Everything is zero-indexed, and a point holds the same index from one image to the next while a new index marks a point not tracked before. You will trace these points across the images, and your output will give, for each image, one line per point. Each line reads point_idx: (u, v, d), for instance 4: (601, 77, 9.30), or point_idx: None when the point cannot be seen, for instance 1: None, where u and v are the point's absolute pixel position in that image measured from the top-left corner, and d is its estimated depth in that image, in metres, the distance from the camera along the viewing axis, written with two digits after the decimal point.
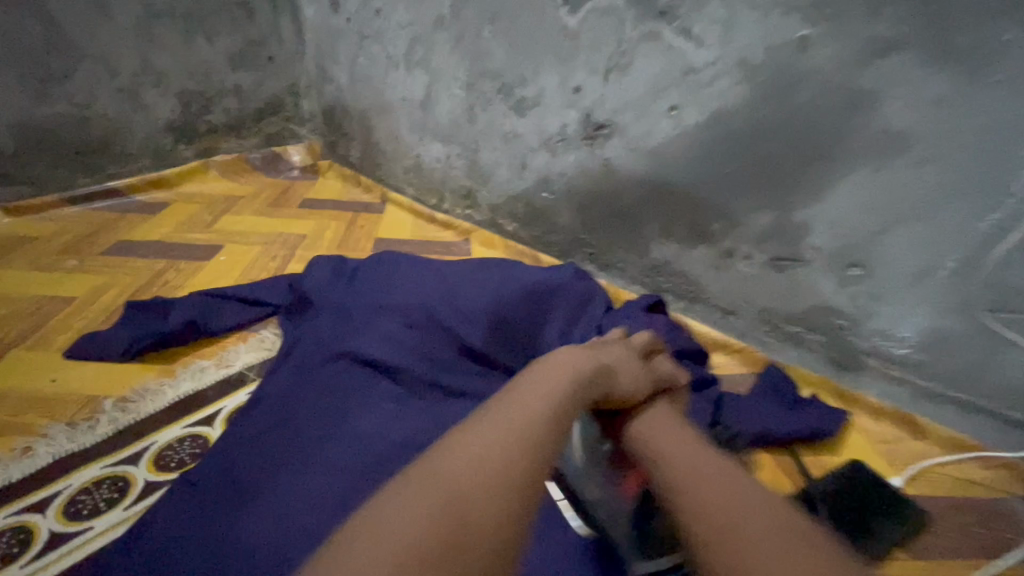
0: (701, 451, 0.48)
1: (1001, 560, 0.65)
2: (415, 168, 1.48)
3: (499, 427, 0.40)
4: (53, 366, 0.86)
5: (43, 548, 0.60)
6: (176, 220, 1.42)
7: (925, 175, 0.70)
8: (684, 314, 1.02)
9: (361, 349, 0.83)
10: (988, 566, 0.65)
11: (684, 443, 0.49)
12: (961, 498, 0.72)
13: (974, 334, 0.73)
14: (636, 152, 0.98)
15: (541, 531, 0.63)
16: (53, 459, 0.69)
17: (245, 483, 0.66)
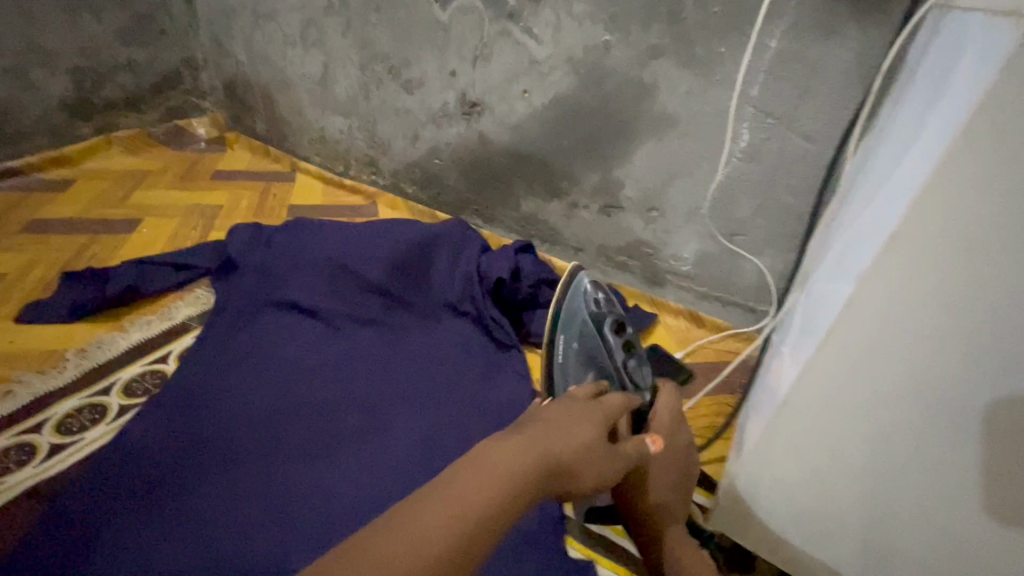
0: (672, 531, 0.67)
1: (732, 393, 1.01)
2: (321, 140, 1.63)
3: (489, 478, 0.47)
4: (6, 329, 0.99)
5: (47, 456, 0.79)
6: (88, 196, 1.48)
7: (687, 144, 1.01)
8: (548, 253, 1.31)
9: (286, 296, 1.06)
10: (725, 397, 1.00)
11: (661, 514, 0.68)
12: (717, 360, 1.08)
13: (724, 252, 1.07)
14: (503, 126, 1.23)
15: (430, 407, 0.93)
16: (37, 396, 0.87)
17: (198, 396, 0.89)
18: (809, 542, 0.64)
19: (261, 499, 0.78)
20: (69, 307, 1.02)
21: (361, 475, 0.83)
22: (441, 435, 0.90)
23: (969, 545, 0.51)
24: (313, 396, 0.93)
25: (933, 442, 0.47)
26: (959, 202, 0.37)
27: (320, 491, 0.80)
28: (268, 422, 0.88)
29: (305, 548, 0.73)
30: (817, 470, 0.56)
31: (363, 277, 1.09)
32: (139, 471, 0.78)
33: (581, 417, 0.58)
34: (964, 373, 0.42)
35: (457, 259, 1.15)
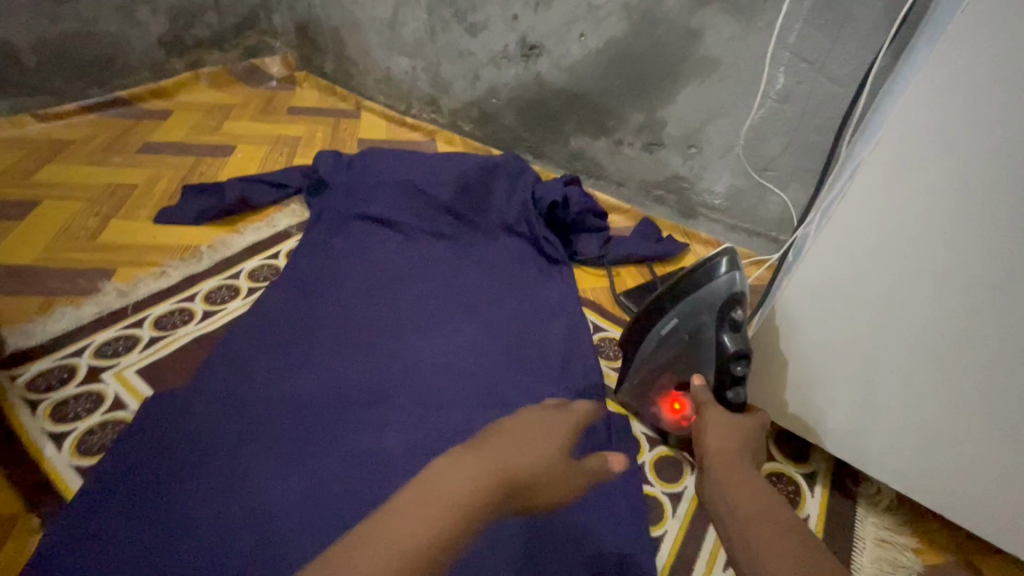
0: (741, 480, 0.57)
1: None
2: (386, 80, 1.78)
3: (443, 498, 0.52)
4: (148, 227, 1.20)
5: (204, 317, 0.98)
6: (187, 124, 1.67)
7: (726, 87, 1.13)
8: (592, 188, 1.46)
9: (371, 212, 1.25)
10: None
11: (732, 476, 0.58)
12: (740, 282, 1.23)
13: (753, 186, 1.20)
14: (558, 68, 1.35)
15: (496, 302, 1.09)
16: (184, 276, 1.07)
17: (308, 283, 1.09)
18: (814, 402, 0.80)
19: (366, 354, 0.95)
20: (196, 212, 1.23)
21: (453, 345, 0.99)
22: (509, 321, 1.06)
23: (949, 375, 0.67)
24: (406, 287, 1.11)
25: (918, 299, 0.65)
26: (965, 107, 0.53)
27: (423, 354, 0.97)
28: (373, 304, 1.06)
29: (417, 391, 0.90)
30: (824, 338, 0.74)
31: (438, 196, 1.27)
32: (268, 329, 0.97)
33: (541, 433, 0.66)
34: (956, 243, 0.59)
35: (513, 186, 1.31)
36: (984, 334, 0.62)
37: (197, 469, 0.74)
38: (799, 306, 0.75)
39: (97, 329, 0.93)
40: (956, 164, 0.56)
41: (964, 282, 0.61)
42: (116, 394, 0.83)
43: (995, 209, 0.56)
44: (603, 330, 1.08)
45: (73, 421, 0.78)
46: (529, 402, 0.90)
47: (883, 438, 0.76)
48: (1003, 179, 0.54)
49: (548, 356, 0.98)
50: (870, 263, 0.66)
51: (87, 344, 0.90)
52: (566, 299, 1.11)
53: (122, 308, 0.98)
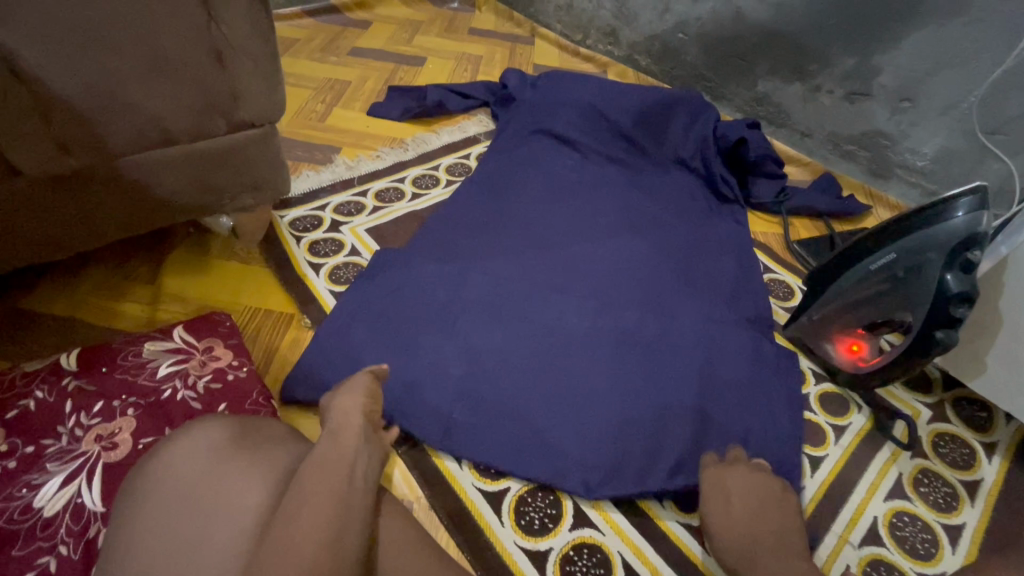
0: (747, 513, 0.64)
1: None
2: (567, 7, 1.80)
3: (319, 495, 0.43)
4: (361, 118, 1.37)
5: (413, 198, 1.14)
6: (383, 34, 1.83)
7: (971, 32, 1.02)
8: (771, 136, 1.41)
9: (552, 128, 1.30)
10: None
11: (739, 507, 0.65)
12: None
13: (972, 150, 1.10)
14: (765, 2, 1.30)
15: (672, 225, 1.11)
16: (395, 162, 1.23)
17: (495, 181, 1.17)
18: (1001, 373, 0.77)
19: (545, 249, 1.02)
20: (400, 111, 1.38)
21: (628, 256, 1.02)
22: (681, 243, 1.07)
23: None
24: (580, 202, 1.14)
25: None
26: None
27: (598, 258, 1.01)
28: (553, 208, 1.12)
29: (597, 288, 0.95)
30: None
31: (618, 123, 1.30)
32: (460, 215, 1.07)
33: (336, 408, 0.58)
34: None
35: (693, 121, 1.30)
36: None
37: (410, 315, 0.87)
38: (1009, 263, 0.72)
39: (333, 192, 1.11)
40: None
41: None
42: (352, 244, 1.00)
43: None
44: (772, 272, 1.08)
45: (325, 257, 0.97)
46: (704, 316, 0.92)
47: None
48: None
49: (719, 281, 1.00)
50: None
51: (327, 202, 1.08)
52: (737, 236, 1.12)
53: (350, 179, 1.15)
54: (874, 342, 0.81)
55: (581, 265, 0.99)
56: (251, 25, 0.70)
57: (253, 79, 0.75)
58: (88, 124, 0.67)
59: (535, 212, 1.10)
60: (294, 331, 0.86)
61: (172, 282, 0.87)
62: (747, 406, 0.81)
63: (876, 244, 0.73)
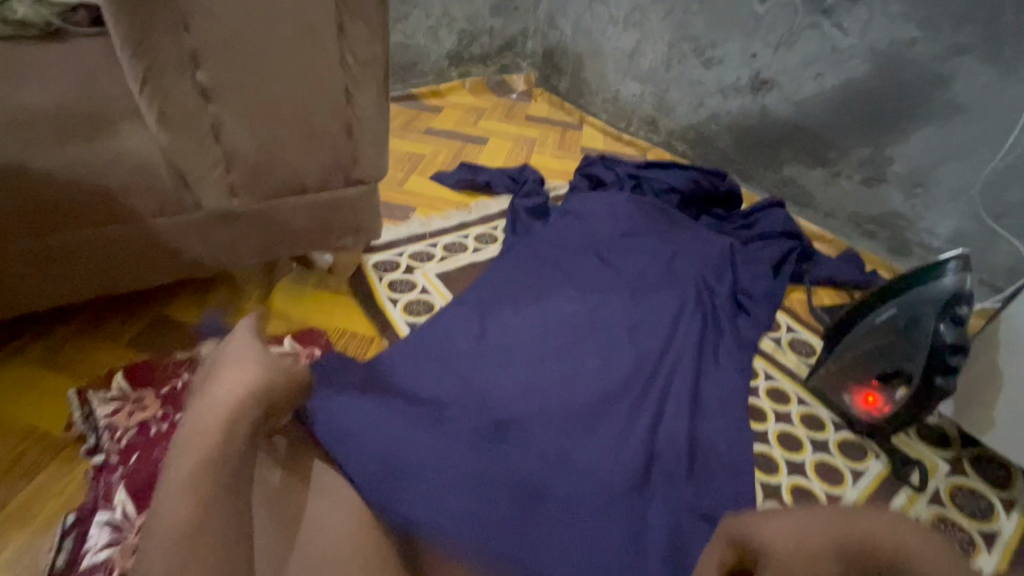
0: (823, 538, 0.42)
1: None
2: (613, 100, 2.07)
3: (185, 511, 0.46)
4: (433, 185, 1.61)
5: (475, 251, 1.33)
6: (453, 118, 2.14)
7: (970, 130, 1.18)
8: (797, 215, 1.56)
9: (556, 242, 1.33)
10: None
11: (817, 549, 0.42)
12: None
13: (981, 233, 1.21)
14: (788, 101, 1.50)
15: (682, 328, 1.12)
16: (460, 221, 1.43)
17: (486, 299, 1.15)
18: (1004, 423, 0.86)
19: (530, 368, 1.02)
20: (463, 180, 1.61)
21: (603, 355, 1.06)
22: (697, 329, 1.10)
23: None
24: (593, 286, 1.21)
25: None
26: None
27: (589, 355, 1.05)
28: (564, 293, 1.19)
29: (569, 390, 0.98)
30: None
31: (633, 223, 1.40)
32: (480, 293, 1.16)
33: (217, 392, 0.54)
34: None
35: (701, 233, 1.40)
36: None
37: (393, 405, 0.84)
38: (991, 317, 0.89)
39: (408, 242, 1.32)
40: None
41: None
42: (423, 284, 1.19)
43: None
44: (796, 331, 1.18)
45: (401, 293, 1.15)
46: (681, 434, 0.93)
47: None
48: None
49: (732, 379, 1.03)
50: None
51: (403, 250, 1.28)
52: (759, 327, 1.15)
53: (423, 233, 1.36)
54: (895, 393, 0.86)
55: (574, 364, 1.03)
56: (378, 108, 0.93)
57: (372, 147, 0.97)
58: (261, 181, 0.91)
59: (548, 299, 1.17)
60: (373, 350, 1.03)
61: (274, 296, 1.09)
62: (733, 474, 0.88)
63: (880, 301, 0.85)
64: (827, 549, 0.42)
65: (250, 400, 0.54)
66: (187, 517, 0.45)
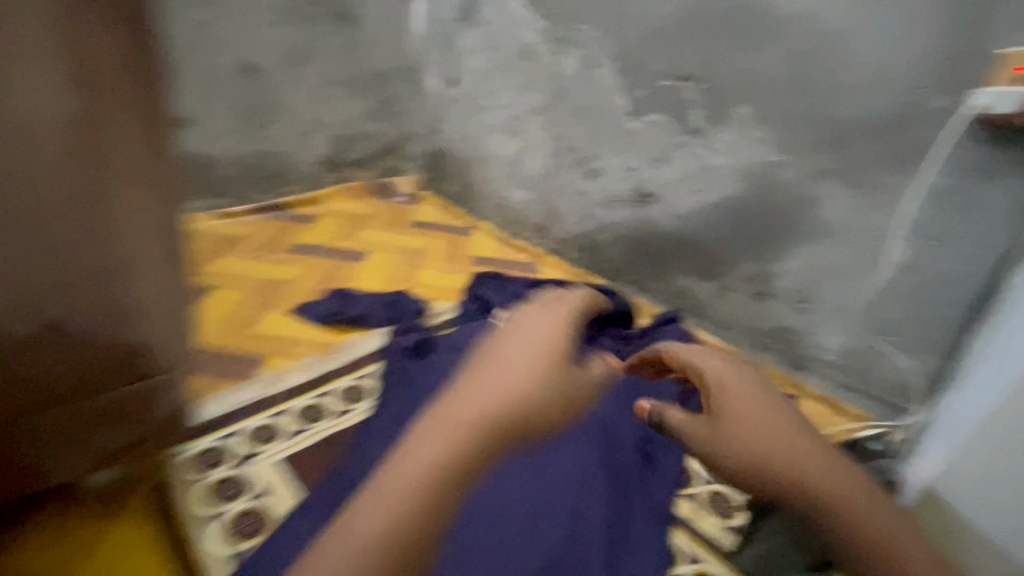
0: (770, 413, 0.68)
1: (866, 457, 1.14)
2: (502, 205, 1.99)
3: (498, 412, 0.53)
4: (293, 324, 1.35)
5: (337, 414, 1.08)
6: (328, 230, 1.92)
7: (843, 250, 1.19)
8: (694, 326, 1.50)
9: (442, 392, 1.14)
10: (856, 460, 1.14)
11: (764, 415, 0.67)
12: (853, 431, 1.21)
13: (869, 348, 1.20)
14: (671, 214, 1.47)
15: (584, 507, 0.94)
16: (322, 372, 1.19)
17: (341, 499, 0.90)
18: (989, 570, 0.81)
19: None
20: (327, 315, 1.36)
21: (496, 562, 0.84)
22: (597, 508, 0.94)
23: None
24: (483, 453, 1.03)
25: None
26: None
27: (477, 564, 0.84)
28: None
29: None
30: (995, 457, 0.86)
31: None
32: (345, 484, 0.93)
33: (477, 389, 0.55)
34: None
35: None
36: None
37: None
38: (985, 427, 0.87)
39: (248, 416, 1.05)
40: None
41: None
42: (263, 483, 0.93)
43: None
44: (716, 484, 1.05)
45: (224, 504, 0.89)
46: None
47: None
48: None
49: (641, 566, 0.88)
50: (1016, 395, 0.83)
51: (239, 429, 1.02)
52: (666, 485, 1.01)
53: (271, 396, 1.11)
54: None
55: None
56: (166, 286, 0.78)
57: (166, 327, 0.80)
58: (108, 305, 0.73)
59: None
60: None
61: (105, 548, 0.83)
62: None
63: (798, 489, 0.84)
64: (775, 426, 0.66)
65: (489, 434, 0.52)
66: (467, 453, 0.50)
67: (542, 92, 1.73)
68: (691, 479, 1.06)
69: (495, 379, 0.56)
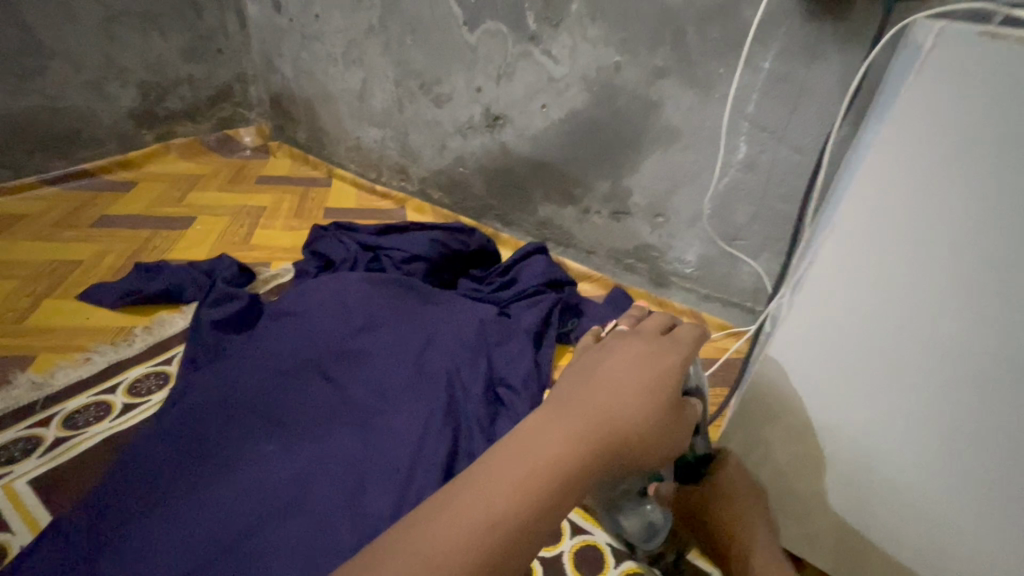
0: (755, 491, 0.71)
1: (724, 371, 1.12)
2: (356, 148, 1.77)
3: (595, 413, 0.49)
4: (79, 310, 1.11)
5: (121, 412, 0.90)
6: (147, 196, 1.62)
7: (688, 155, 1.11)
8: (562, 256, 1.41)
9: (267, 364, 0.98)
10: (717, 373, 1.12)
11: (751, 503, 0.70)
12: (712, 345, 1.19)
13: (723, 256, 1.16)
14: (523, 137, 1.34)
15: (420, 469, 0.84)
16: (109, 363, 0.99)
17: (121, 509, 0.75)
18: (884, 526, 0.68)
19: None
20: (115, 295, 1.13)
21: (311, 545, 0.72)
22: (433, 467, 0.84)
23: (940, 434, 0.58)
24: (309, 430, 0.88)
25: (945, 386, 0.56)
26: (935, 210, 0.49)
27: (288, 552, 0.71)
28: (260, 450, 0.84)
29: None
30: (858, 413, 0.63)
31: (366, 309, 1.10)
32: (116, 502, 0.76)
33: (595, 376, 0.53)
34: (975, 345, 0.52)
35: (452, 305, 1.15)
36: (971, 414, 0.55)
37: None
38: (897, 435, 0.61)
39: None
40: (943, 258, 0.50)
41: (954, 365, 0.54)
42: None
43: (974, 295, 0.50)
44: None
45: None
46: None
47: (940, 554, 0.66)
48: (996, 272, 0.48)
49: None
50: (880, 342, 0.57)
51: None
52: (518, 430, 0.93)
53: (33, 402, 0.90)
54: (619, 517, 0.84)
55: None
56: None
57: None
58: None
59: (232, 472, 0.80)
60: None
61: None
62: None
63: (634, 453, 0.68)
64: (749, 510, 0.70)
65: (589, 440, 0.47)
66: (582, 461, 0.46)
67: (372, 9, 1.49)
68: None
69: (579, 382, 0.53)
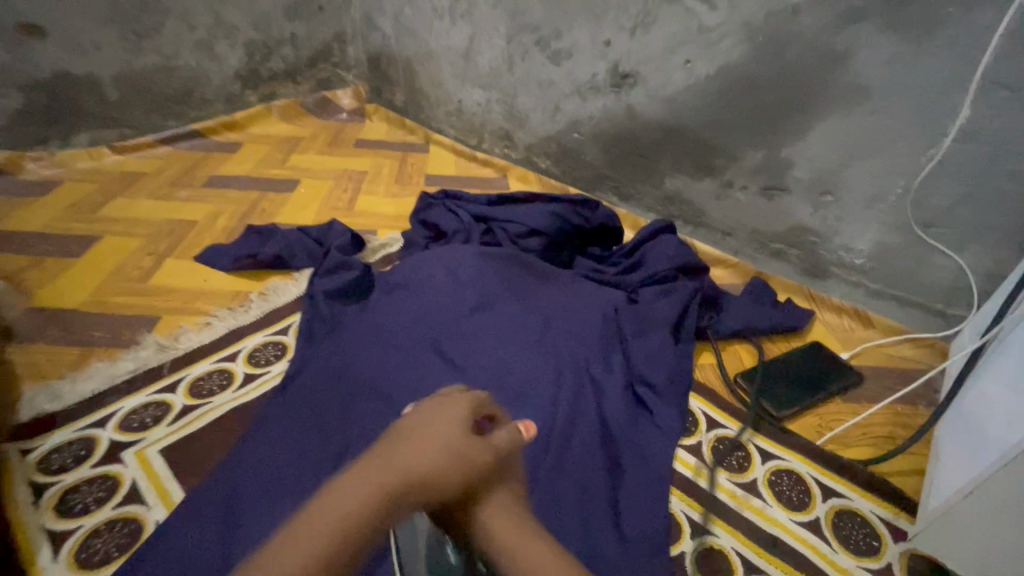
0: None
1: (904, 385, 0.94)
2: (457, 112, 1.67)
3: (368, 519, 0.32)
4: (197, 272, 1.09)
5: (243, 383, 0.87)
6: (253, 158, 1.60)
7: (880, 121, 0.91)
8: (690, 237, 1.25)
9: (376, 342, 0.88)
10: (893, 385, 0.94)
11: None
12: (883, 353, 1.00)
13: (910, 245, 0.96)
14: (656, 98, 1.17)
15: (564, 486, 0.73)
16: (228, 329, 0.97)
17: (243, 503, 0.68)
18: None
19: None
20: (231, 259, 1.10)
21: None
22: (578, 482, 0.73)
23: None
24: None
25: None
26: None
27: None
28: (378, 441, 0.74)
29: None
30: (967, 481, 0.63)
31: (481, 283, 0.97)
32: (241, 490, 0.70)
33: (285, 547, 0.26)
34: None
35: (575, 288, 1.02)
36: None
37: None
38: (961, 535, 0.64)
39: (127, 393, 0.84)
40: None
41: None
42: (133, 480, 0.73)
43: None
44: (722, 427, 0.86)
45: (80, 516, 0.69)
46: None
47: None
48: None
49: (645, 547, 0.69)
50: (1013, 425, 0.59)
51: (111, 414, 0.81)
52: (667, 442, 0.80)
53: (160, 366, 0.89)
54: (765, 519, 0.74)
55: None
56: None
57: None
58: None
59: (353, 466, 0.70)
60: None
61: None
62: None
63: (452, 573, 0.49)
64: None
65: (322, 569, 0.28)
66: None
67: None
68: (693, 425, 0.87)
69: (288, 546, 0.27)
